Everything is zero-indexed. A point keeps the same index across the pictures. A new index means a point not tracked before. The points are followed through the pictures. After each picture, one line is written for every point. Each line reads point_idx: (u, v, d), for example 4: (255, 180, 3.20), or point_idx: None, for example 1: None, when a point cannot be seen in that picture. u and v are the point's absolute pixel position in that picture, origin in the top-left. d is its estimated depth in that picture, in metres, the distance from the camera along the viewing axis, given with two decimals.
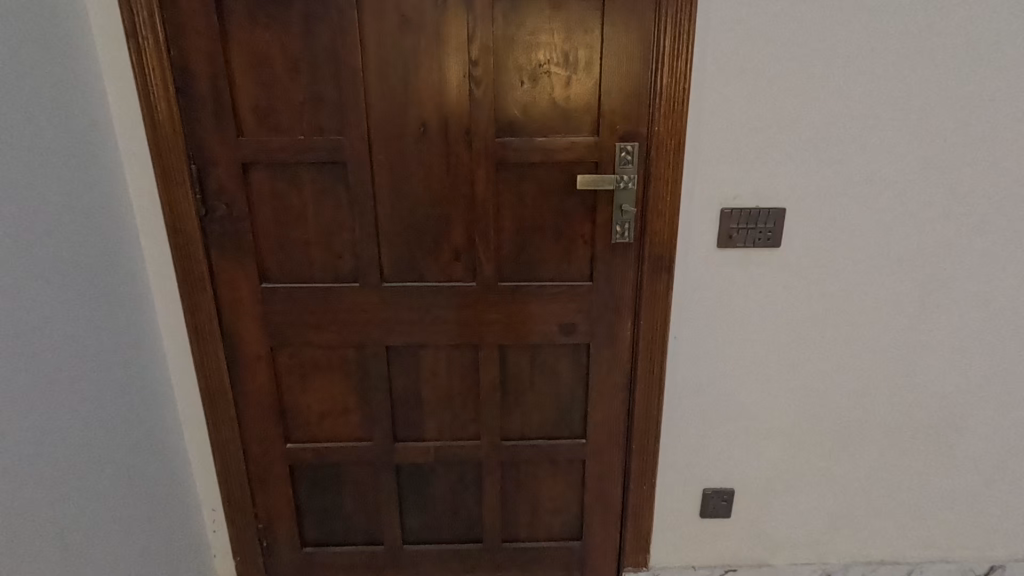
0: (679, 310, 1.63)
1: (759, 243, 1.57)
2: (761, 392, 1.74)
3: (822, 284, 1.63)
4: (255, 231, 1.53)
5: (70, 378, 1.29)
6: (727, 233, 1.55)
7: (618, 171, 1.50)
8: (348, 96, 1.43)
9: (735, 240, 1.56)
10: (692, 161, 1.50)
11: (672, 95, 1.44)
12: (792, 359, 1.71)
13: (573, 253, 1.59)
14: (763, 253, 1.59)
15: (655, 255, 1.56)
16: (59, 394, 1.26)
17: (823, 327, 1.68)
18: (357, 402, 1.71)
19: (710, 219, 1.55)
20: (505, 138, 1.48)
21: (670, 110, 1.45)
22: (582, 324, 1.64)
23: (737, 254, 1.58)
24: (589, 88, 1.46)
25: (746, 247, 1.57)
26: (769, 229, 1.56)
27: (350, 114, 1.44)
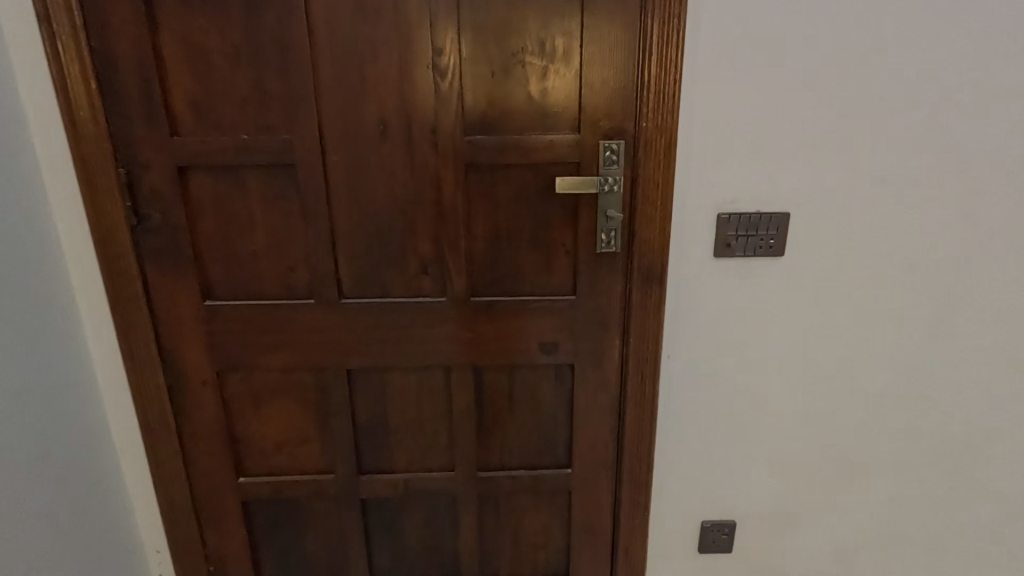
0: (671, 326, 1.48)
1: (762, 252, 1.41)
2: (763, 415, 1.58)
3: (831, 296, 1.47)
4: (196, 241, 1.37)
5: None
6: (725, 240, 1.39)
7: (602, 172, 1.34)
8: (297, 90, 1.27)
9: (734, 248, 1.40)
10: (685, 161, 1.34)
11: (662, 87, 1.29)
12: (797, 379, 1.55)
13: (554, 264, 1.42)
14: (766, 263, 1.43)
15: (645, 266, 1.40)
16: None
17: (831, 344, 1.52)
18: (316, 430, 1.54)
19: (706, 224, 1.39)
20: (475, 137, 1.32)
21: (659, 104, 1.30)
22: (565, 342, 1.47)
23: (736, 263, 1.42)
24: (568, 80, 1.30)
25: (746, 255, 1.41)
26: (772, 236, 1.40)
27: (299, 110, 1.28)
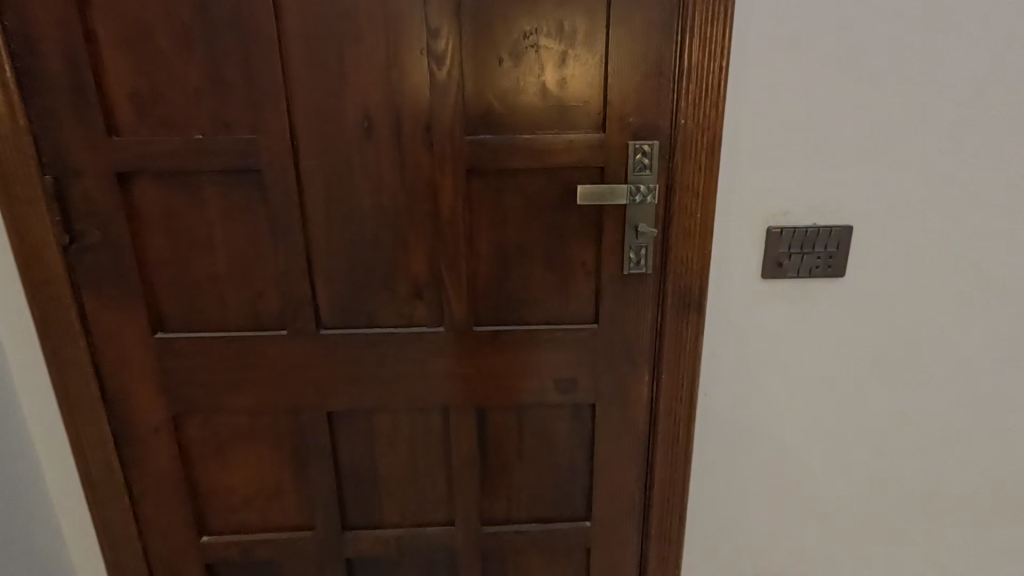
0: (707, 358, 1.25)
1: (819, 272, 1.18)
2: (815, 462, 1.35)
3: (898, 324, 1.25)
4: (143, 263, 1.14)
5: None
6: (776, 258, 1.17)
7: (631, 179, 1.11)
8: (262, 80, 1.04)
9: (786, 267, 1.18)
10: (730, 165, 1.12)
11: (705, 76, 1.07)
12: (857, 420, 1.32)
13: (572, 287, 1.20)
14: (824, 284, 1.21)
15: (680, 290, 1.18)
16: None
17: (898, 381, 1.29)
18: (291, 481, 1.31)
19: (754, 240, 1.16)
20: (479, 137, 1.10)
21: (700, 96, 1.07)
22: (584, 379, 1.25)
23: (787, 285, 1.20)
24: (590, 68, 1.08)
25: (801, 276, 1.19)
26: (832, 253, 1.17)
27: (265, 104, 1.05)
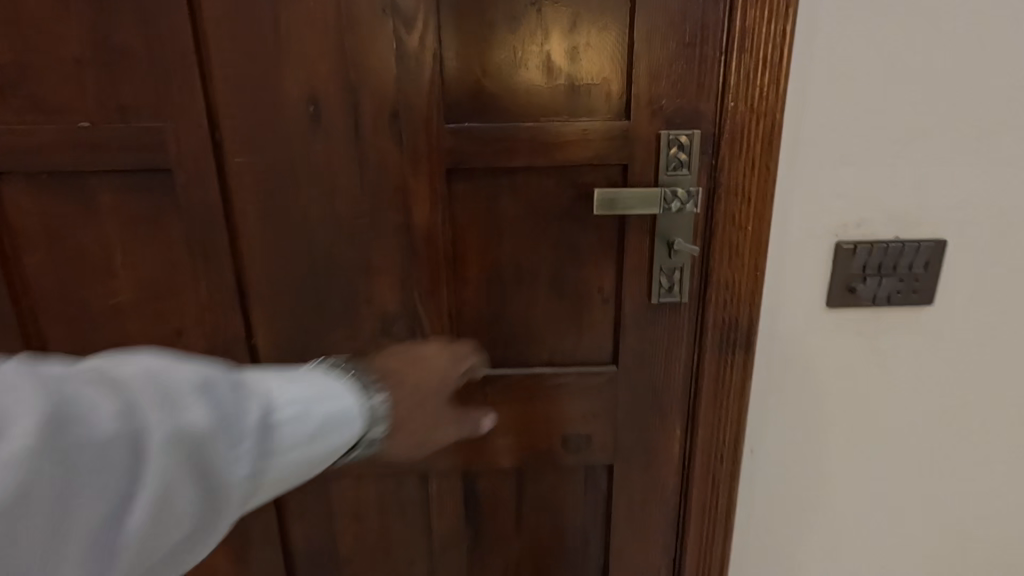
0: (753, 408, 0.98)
1: (900, 299, 0.93)
2: (890, 536, 1.07)
3: (1001, 366, 0.98)
4: (22, 292, 0.87)
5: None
6: (845, 282, 0.91)
7: (663, 181, 0.85)
8: (168, 50, 0.77)
9: (857, 293, 0.92)
10: (793, 161, 0.85)
11: (762, 43, 0.80)
12: (944, 486, 1.04)
13: (585, 319, 0.94)
14: (906, 314, 0.95)
15: (724, 324, 0.92)
16: (35, 398, 0.46)
17: (997, 437, 1.02)
18: (227, 566, 1.03)
19: (818, 260, 0.90)
20: (464, 125, 0.83)
21: (756, 70, 0.81)
22: (600, 433, 0.99)
23: (857, 315, 0.94)
24: (609, 33, 0.81)
25: (876, 303, 0.93)
26: (917, 275, 0.91)
27: (173, 82, 0.78)
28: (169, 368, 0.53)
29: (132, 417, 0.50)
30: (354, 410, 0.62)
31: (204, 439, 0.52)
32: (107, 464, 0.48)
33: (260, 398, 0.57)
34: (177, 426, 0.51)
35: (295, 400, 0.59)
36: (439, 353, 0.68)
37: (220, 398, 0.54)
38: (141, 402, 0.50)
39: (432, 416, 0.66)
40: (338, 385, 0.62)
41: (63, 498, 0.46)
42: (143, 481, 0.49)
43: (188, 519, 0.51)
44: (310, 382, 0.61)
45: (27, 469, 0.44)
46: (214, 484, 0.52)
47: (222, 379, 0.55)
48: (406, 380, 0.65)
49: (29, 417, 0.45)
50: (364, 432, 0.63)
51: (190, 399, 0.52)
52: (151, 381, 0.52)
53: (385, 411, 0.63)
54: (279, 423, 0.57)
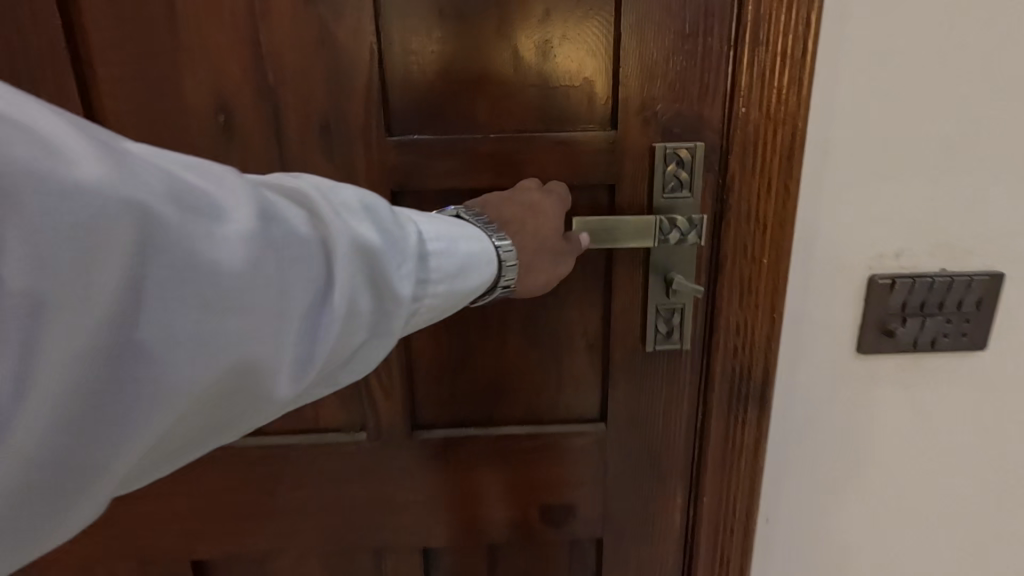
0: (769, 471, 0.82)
1: (947, 343, 0.76)
2: None
3: None
4: None
5: (172, 176, 0.37)
6: (881, 323, 0.75)
7: (658, 206, 0.70)
8: (38, 49, 0.62)
9: (895, 337, 0.76)
10: (818, 179, 0.69)
11: (781, 33, 0.64)
12: (992, 559, 0.88)
13: (566, 370, 0.77)
14: (953, 361, 0.78)
15: (734, 375, 0.75)
16: (232, 185, 0.40)
17: None
18: None
19: (847, 298, 0.74)
20: (412, 138, 0.67)
21: (774, 67, 0.65)
22: (588, 503, 0.82)
23: (894, 362, 0.78)
24: (592, 22, 0.65)
25: (918, 348, 0.77)
26: (967, 314, 0.75)
27: (47, 89, 0.63)
28: (341, 187, 0.47)
29: (320, 221, 0.43)
30: (486, 247, 0.56)
31: (383, 256, 0.45)
32: (302, 263, 0.41)
33: (418, 228, 0.50)
34: (357, 236, 0.44)
35: (440, 236, 0.51)
36: (546, 201, 0.64)
37: (384, 217, 0.47)
38: (323, 208, 0.44)
39: (543, 262, 0.63)
40: (470, 224, 0.56)
41: (276, 292, 0.40)
42: (339, 284, 0.42)
43: (365, 331, 0.45)
44: (452, 221, 0.54)
45: (244, 251, 0.38)
46: (389, 300, 0.46)
47: (382, 203, 0.48)
48: (512, 224, 0.62)
49: (241, 207, 0.40)
50: (498, 277, 0.57)
51: (363, 213, 0.46)
52: (321, 193, 0.45)
53: (512, 253, 0.57)
54: (434, 254, 0.50)
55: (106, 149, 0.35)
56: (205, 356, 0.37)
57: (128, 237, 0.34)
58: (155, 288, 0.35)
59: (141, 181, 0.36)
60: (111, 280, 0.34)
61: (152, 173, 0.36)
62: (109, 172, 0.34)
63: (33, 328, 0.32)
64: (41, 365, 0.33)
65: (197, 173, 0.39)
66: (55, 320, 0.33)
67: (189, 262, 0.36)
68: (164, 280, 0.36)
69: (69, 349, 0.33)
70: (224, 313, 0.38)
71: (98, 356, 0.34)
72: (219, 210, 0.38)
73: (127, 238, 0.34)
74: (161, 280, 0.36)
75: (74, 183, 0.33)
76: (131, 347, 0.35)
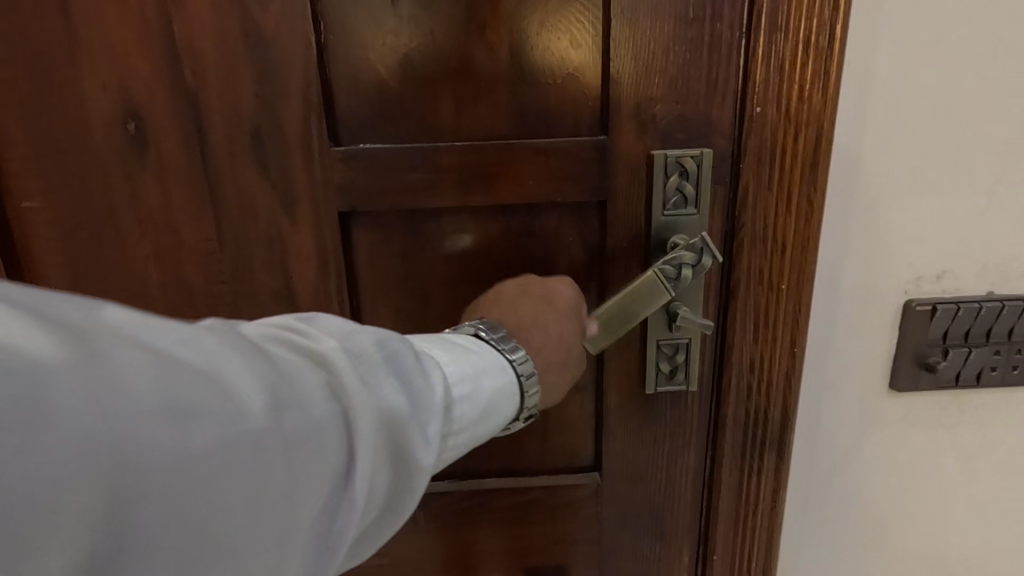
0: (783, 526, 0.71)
1: (997, 377, 0.65)
2: None
3: None
4: None
5: (162, 380, 0.28)
6: (919, 356, 0.64)
7: (658, 225, 0.59)
8: None
9: (935, 372, 0.64)
10: (847, 191, 0.58)
11: (802, 19, 0.53)
12: None
13: (553, 415, 0.67)
14: (1000, 394, 0.67)
15: (747, 418, 0.64)
16: (235, 366, 0.31)
17: None
18: None
19: (879, 327, 0.63)
20: (360, 148, 0.56)
21: (794, 58, 0.54)
22: (581, 565, 0.72)
23: (933, 399, 0.67)
24: (574, 8, 0.54)
25: (960, 383, 0.65)
26: (1016, 343, 0.64)
27: None
28: (362, 331, 0.37)
29: (339, 396, 0.34)
30: (508, 378, 0.48)
31: (409, 427, 0.36)
32: (316, 459, 0.32)
33: (443, 371, 0.42)
34: (380, 409, 0.35)
35: (464, 377, 0.43)
36: (564, 297, 0.56)
37: (410, 370, 0.38)
38: (345, 373, 0.34)
39: (568, 371, 0.55)
40: (489, 349, 0.48)
41: (285, 508, 0.31)
42: (358, 477, 0.34)
43: (382, 510, 0.37)
44: (475, 352, 0.46)
45: (246, 466, 0.30)
46: (414, 480, 0.37)
47: (407, 346, 0.39)
48: (535, 331, 0.53)
49: (250, 402, 0.30)
50: (516, 407, 0.50)
51: (388, 373, 0.36)
52: (342, 348, 0.36)
53: (533, 376, 0.50)
54: (457, 402, 0.42)
55: (75, 355, 0.26)
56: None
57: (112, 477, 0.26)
58: (127, 544, 0.27)
59: (114, 401, 0.26)
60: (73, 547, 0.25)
61: (145, 377, 0.27)
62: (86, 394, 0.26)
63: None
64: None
65: (196, 358, 0.30)
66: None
67: (176, 504, 0.28)
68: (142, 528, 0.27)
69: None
70: (215, 552, 0.29)
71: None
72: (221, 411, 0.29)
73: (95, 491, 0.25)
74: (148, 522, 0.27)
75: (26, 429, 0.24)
76: None
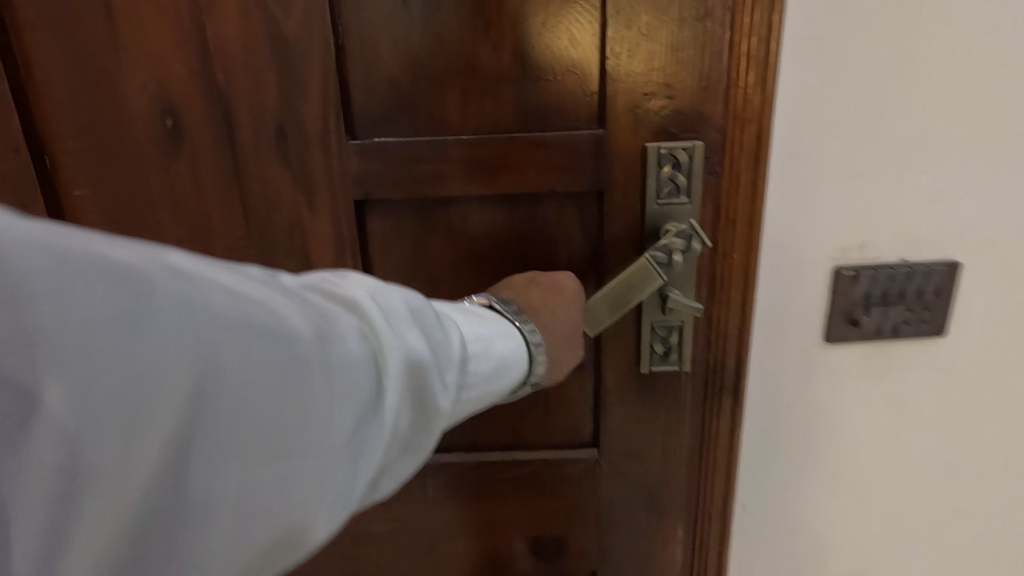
0: (770, 502, 0.74)
1: (911, 330, 0.66)
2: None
3: None
4: None
5: (222, 309, 0.30)
6: (846, 311, 0.65)
7: (652, 214, 0.62)
8: None
9: (860, 327, 0.65)
10: (796, 174, 0.60)
11: (743, 24, 0.56)
12: None
13: (554, 394, 0.71)
14: (919, 347, 0.67)
15: (706, 368, 0.67)
16: (281, 306, 0.33)
17: None
18: None
19: (811, 291, 0.64)
20: (375, 141, 0.60)
21: (736, 64, 0.57)
22: (579, 535, 0.76)
23: (859, 351, 0.67)
24: (575, 8, 0.57)
25: (881, 336, 0.66)
26: (929, 301, 0.64)
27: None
28: (390, 287, 0.39)
29: (373, 337, 0.35)
30: (518, 345, 0.51)
31: (433, 376, 0.37)
32: (347, 397, 0.33)
33: (461, 331, 0.45)
34: (409, 352, 0.36)
35: (480, 338, 0.47)
36: (570, 290, 0.60)
37: (433, 325, 0.39)
38: (374, 320, 0.36)
39: (572, 351, 0.59)
40: (500, 319, 0.52)
41: (323, 440, 0.32)
42: (386, 417, 0.35)
43: (404, 454, 0.38)
44: (488, 320, 0.50)
45: (289, 395, 0.31)
46: (434, 427, 0.38)
47: (430, 304, 0.41)
48: (545, 313, 0.56)
49: (290, 337, 0.32)
50: (525, 375, 0.53)
51: (413, 324, 0.38)
52: (371, 297, 0.37)
53: (541, 344, 0.53)
54: (473, 358, 0.45)
55: (153, 281, 0.29)
56: (240, 526, 0.30)
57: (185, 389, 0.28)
58: (191, 457, 0.29)
59: (188, 322, 0.29)
60: (149, 447, 0.28)
61: (211, 308, 0.30)
62: (165, 314, 0.29)
63: (55, 518, 0.27)
64: (59, 554, 0.27)
65: (248, 295, 0.32)
66: (79, 498, 0.27)
67: (233, 423, 0.30)
68: (208, 438, 0.29)
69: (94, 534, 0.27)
70: (261, 476, 0.31)
71: (124, 536, 0.28)
72: (266, 342, 0.31)
73: (175, 398, 0.28)
74: (208, 436, 0.29)
75: (110, 334, 0.27)
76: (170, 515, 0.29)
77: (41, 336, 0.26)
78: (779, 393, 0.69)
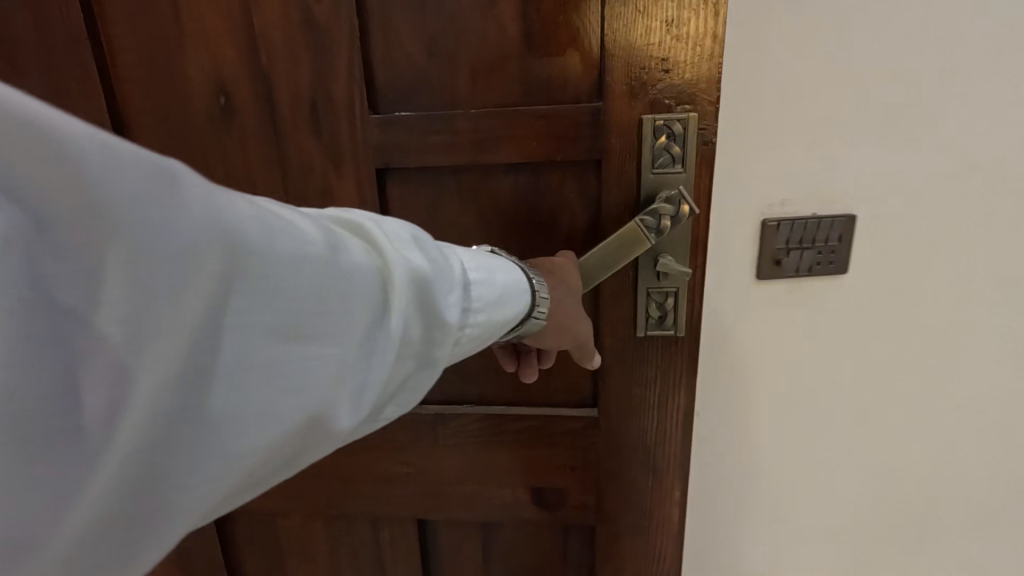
0: (738, 431, 0.83)
1: (821, 270, 0.74)
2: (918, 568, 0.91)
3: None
4: None
5: (248, 206, 0.33)
6: (768, 255, 0.73)
7: (647, 182, 0.66)
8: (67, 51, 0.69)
9: (780, 266, 0.73)
10: (731, 134, 0.69)
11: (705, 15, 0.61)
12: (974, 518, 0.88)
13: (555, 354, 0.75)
14: (835, 286, 0.75)
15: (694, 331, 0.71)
16: (298, 218, 0.37)
17: None
18: None
19: (738, 237, 0.73)
20: (395, 115, 0.67)
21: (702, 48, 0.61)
22: (578, 490, 0.81)
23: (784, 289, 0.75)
24: None
25: (797, 276, 0.74)
26: (833, 245, 0.72)
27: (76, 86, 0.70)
28: (388, 220, 0.45)
29: (379, 253, 0.41)
30: (520, 283, 0.55)
31: (434, 284, 0.43)
32: (360, 293, 0.38)
33: (460, 261, 0.49)
34: (411, 266, 0.42)
35: (480, 269, 0.51)
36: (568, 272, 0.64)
37: (431, 250, 0.45)
38: (380, 239, 0.42)
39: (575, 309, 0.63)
40: (501, 259, 0.56)
41: (342, 327, 0.37)
42: (393, 315, 0.40)
43: (413, 362, 0.44)
44: (490, 259, 0.54)
45: (313, 283, 0.35)
46: (437, 331, 0.44)
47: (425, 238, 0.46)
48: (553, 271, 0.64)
49: (310, 239, 0.36)
50: (528, 312, 0.56)
51: (412, 245, 0.44)
52: (374, 223, 0.44)
53: (544, 288, 0.58)
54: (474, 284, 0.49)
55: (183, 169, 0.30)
56: (274, 394, 0.34)
57: (220, 263, 0.31)
58: (228, 330, 0.32)
59: (222, 208, 0.31)
60: (193, 314, 0.30)
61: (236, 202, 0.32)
62: (197, 197, 0.30)
63: (115, 383, 0.28)
64: (123, 414, 0.28)
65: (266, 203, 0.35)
66: (137, 359, 0.28)
67: (263, 304, 0.33)
68: (242, 313, 0.32)
69: (147, 401, 0.29)
70: (290, 353, 0.34)
71: (171, 409, 0.30)
72: (290, 237, 0.35)
73: (212, 274, 0.30)
74: (241, 312, 0.32)
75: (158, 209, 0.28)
76: (211, 381, 0.31)
77: (97, 208, 0.27)
78: (733, 334, 0.78)
